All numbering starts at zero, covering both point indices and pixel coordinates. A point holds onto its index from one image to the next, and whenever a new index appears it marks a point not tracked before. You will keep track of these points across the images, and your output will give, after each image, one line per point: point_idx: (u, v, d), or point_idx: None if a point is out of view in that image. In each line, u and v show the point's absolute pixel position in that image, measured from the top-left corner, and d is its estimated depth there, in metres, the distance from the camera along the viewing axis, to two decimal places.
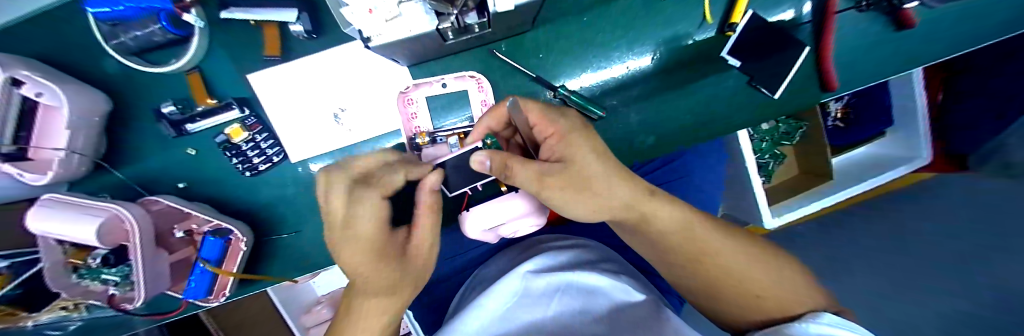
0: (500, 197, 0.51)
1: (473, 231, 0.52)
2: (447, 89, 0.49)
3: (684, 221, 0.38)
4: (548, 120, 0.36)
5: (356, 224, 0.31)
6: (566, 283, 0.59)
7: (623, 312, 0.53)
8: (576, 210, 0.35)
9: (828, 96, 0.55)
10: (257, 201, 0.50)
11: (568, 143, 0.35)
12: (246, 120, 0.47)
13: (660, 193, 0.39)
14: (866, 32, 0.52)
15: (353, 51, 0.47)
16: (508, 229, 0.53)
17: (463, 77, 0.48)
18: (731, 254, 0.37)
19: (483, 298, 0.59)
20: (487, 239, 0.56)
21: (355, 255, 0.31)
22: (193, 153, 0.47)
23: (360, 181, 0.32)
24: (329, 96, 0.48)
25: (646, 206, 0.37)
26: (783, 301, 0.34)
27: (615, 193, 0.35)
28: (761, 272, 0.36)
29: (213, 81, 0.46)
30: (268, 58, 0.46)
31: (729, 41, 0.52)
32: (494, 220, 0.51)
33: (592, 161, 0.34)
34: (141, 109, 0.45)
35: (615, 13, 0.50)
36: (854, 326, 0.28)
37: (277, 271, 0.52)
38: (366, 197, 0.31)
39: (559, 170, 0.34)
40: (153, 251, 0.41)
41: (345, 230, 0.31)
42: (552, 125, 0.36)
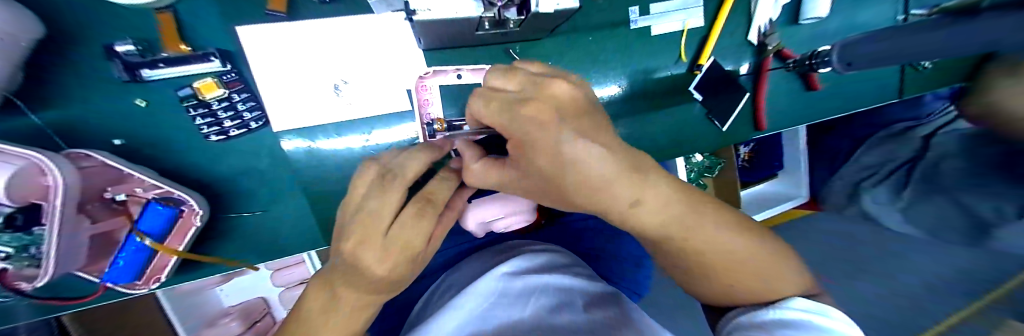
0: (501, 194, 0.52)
1: (472, 223, 0.52)
2: (461, 81, 0.50)
3: (670, 227, 0.29)
4: (503, 118, 0.26)
5: (410, 247, 0.27)
6: (544, 282, 0.61)
7: (596, 307, 0.56)
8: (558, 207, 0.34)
9: (758, 134, 0.70)
10: (219, 172, 0.43)
11: (523, 151, 0.27)
12: (225, 75, 0.41)
13: (650, 198, 0.27)
14: (787, 88, 0.69)
15: (367, 24, 0.45)
16: (502, 223, 0.54)
17: (480, 69, 0.50)
18: (734, 259, 0.31)
19: (460, 298, 0.57)
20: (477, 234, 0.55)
21: (360, 263, 0.26)
22: (143, 105, 0.39)
23: (426, 204, 0.29)
24: (332, 66, 0.45)
25: (619, 215, 0.29)
26: (757, 290, 0.31)
27: (597, 203, 0.28)
28: (762, 276, 0.31)
29: (191, 26, 0.39)
30: (269, 12, 0.41)
31: (695, 79, 0.63)
32: (495, 216, 0.52)
33: (563, 168, 0.26)
34: (82, 43, 0.36)
35: (615, 38, 0.57)
36: (830, 314, 0.27)
37: (234, 256, 0.45)
38: (431, 221, 0.29)
39: (519, 177, 0.29)
40: (76, 218, 0.32)
41: (395, 253, 0.27)
42: (506, 126, 0.27)
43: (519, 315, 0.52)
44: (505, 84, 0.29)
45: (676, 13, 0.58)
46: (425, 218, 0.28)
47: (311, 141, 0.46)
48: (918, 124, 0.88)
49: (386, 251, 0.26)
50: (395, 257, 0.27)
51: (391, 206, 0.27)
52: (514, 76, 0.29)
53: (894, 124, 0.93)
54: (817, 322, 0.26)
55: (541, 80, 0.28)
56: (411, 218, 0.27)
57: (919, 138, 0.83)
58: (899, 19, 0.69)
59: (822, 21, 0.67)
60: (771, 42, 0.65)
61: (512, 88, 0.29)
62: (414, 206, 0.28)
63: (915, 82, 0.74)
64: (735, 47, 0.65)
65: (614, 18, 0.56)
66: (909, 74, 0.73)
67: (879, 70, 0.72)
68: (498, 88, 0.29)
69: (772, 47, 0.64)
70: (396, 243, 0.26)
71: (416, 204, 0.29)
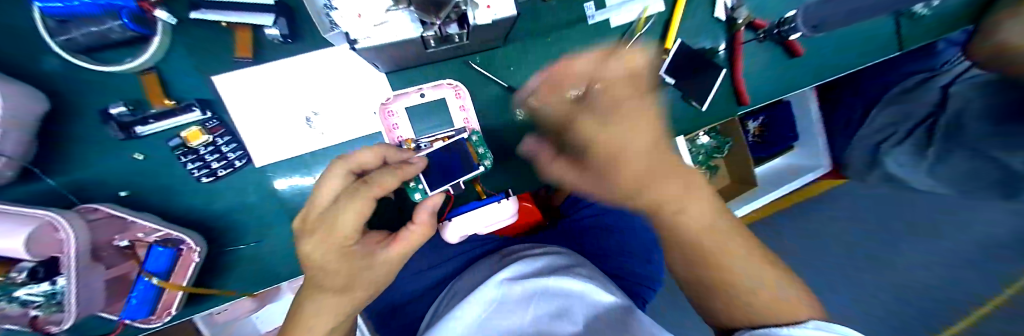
0: (481, 204, 0.52)
1: (452, 236, 0.53)
2: (425, 99, 0.52)
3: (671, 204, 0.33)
4: (615, 94, 0.36)
5: (337, 229, 0.33)
6: (543, 288, 0.59)
7: (598, 315, 0.53)
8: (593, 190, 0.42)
9: (743, 109, 0.68)
10: (215, 210, 0.48)
11: (607, 124, 0.35)
12: (208, 122, 0.45)
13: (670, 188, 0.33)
14: (766, 58, 0.67)
15: (330, 57, 0.48)
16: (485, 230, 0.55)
17: (440, 85, 0.51)
18: (744, 263, 0.32)
19: (464, 305, 0.59)
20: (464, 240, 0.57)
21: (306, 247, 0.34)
22: (141, 158, 0.44)
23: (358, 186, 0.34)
24: (302, 99, 0.48)
25: (670, 199, 0.33)
26: (769, 299, 0.30)
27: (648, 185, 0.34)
28: (768, 283, 0.31)
29: (173, 82, 0.44)
30: (238, 59, 0.45)
31: (664, 63, 0.61)
32: (479, 226, 0.52)
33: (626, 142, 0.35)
34: (82, 110, 0.41)
35: (574, 35, 0.58)
36: (833, 325, 0.30)
37: (236, 284, 0.49)
38: (355, 198, 0.32)
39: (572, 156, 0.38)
40: (89, 264, 0.37)
41: (327, 232, 0.33)
42: (605, 102, 0.36)
43: (517, 323, 0.52)
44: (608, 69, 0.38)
45: (631, 3, 0.58)
46: (355, 191, 0.33)
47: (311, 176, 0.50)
48: (936, 73, 0.83)
49: (322, 230, 0.33)
50: (332, 238, 0.33)
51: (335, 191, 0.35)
52: (615, 66, 0.38)
53: (912, 78, 0.87)
54: None
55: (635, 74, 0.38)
56: (342, 198, 0.33)
57: (936, 90, 0.78)
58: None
59: None
60: (740, 16, 0.63)
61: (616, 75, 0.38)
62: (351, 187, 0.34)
63: (916, 33, 0.70)
64: (702, 26, 0.64)
65: (570, 17, 0.57)
66: (907, 27, 0.69)
67: (866, 25, 0.68)
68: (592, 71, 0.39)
69: (741, 20, 0.62)
70: (328, 224, 0.33)
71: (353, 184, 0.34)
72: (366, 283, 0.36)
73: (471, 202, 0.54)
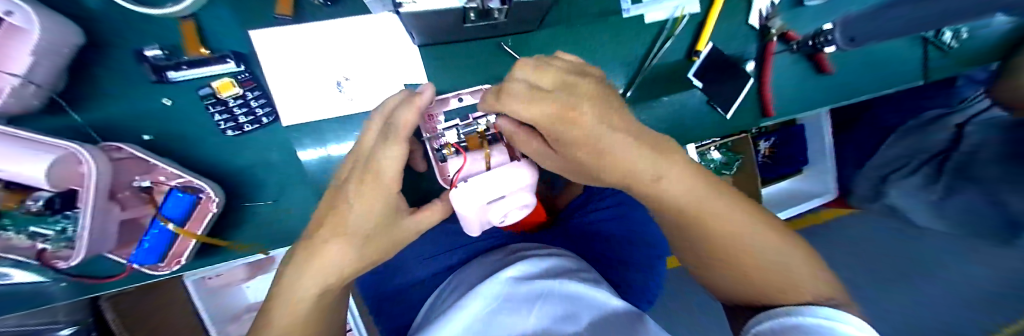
0: (499, 170, 0.46)
1: (468, 210, 0.44)
2: (463, 103, 0.52)
3: (700, 207, 0.38)
4: (544, 116, 0.30)
5: (378, 179, 0.35)
6: (551, 289, 0.57)
7: (606, 315, 0.52)
8: (549, 162, 0.44)
9: (767, 121, 0.68)
10: (236, 165, 0.47)
11: (553, 121, 0.30)
12: (239, 75, 0.45)
13: (670, 176, 0.36)
14: (796, 71, 0.66)
15: (367, 25, 0.48)
16: (500, 210, 0.47)
17: (479, 90, 0.53)
18: (746, 235, 0.38)
19: (468, 301, 0.56)
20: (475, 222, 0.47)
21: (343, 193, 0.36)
22: (169, 104, 0.44)
23: (387, 128, 0.37)
24: (335, 63, 0.48)
25: (663, 169, 0.36)
26: (773, 281, 0.36)
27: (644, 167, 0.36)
28: (771, 257, 0.38)
29: (209, 32, 0.43)
30: (278, 16, 0.45)
31: (694, 66, 0.61)
32: (500, 210, 0.47)
33: (568, 132, 0.32)
34: (117, 50, 0.41)
35: (607, 27, 0.58)
36: (846, 317, 0.29)
37: (248, 241, 0.48)
38: (388, 140, 0.35)
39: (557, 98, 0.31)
40: (105, 205, 0.36)
41: (370, 178, 0.34)
42: (547, 118, 0.30)
43: (524, 321, 0.50)
44: (536, 81, 0.33)
45: (667, 0, 0.57)
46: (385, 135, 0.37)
47: (337, 139, 0.50)
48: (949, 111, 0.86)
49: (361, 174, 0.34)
50: (375, 184, 0.35)
51: (373, 138, 0.37)
52: (546, 75, 0.33)
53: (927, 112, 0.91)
54: (837, 330, 0.27)
55: (571, 82, 0.33)
56: (379, 142, 0.36)
57: (951, 128, 0.82)
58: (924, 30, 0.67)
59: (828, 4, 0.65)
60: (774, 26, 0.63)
61: (545, 86, 0.33)
62: (382, 130, 0.37)
63: (940, 62, 0.69)
64: (736, 31, 0.63)
65: (606, 8, 0.57)
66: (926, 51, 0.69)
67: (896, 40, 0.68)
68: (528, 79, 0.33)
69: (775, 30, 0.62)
70: (368, 170, 0.34)
71: (383, 127, 0.37)
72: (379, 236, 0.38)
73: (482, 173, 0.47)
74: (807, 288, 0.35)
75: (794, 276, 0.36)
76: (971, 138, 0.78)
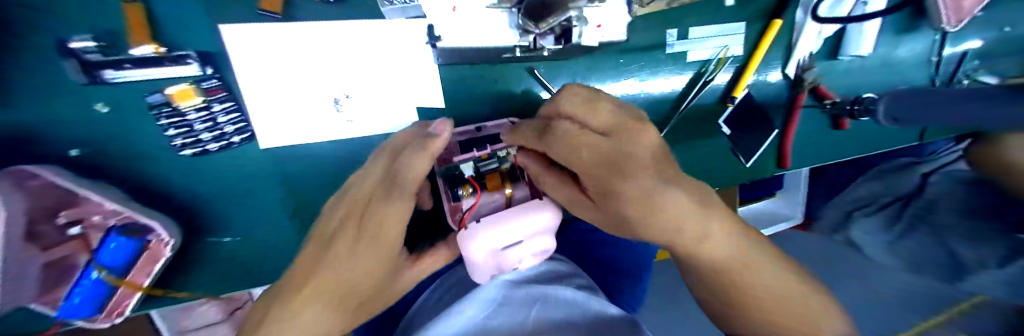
0: (517, 211, 0.38)
1: (480, 254, 0.36)
2: (480, 133, 0.43)
3: (737, 252, 0.30)
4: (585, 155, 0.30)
5: (380, 239, 0.31)
6: (551, 293, 0.50)
7: (612, 318, 0.47)
8: (584, 214, 0.38)
9: (781, 171, 0.67)
10: (198, 191, 0.38)
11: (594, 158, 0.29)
12: (205, 81, 0.33)
13: (715, 238, 0.30)
14: (817, 125, 0.66)
15: (378, 33, 0.37)
16: (517, 255, 0.38)
17: (502, 123, 0.45)
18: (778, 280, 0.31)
19: (461, 305, 0.47)
20: (485, 272, 0.38)
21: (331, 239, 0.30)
22: (105, 110, 0.33)
23: (390, 184, 0.32)
24: (332, 77, 0.38)
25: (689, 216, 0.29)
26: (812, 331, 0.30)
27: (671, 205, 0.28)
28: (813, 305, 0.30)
29: (164, 20, 0.32)
30: (261, 13, 0.34)
31: (726, 112, 0.58)
32: (516, 253, 0.37)
33: (623, 180, 0.29)
34: (33, 38, 0.30)
35: (648, 60, 0.52)
36: None
37: (208, 283, 0.41)
38: (394, 200, 0.31)
39: (605, 149, 0.29)
40: (22, 253, 0.26)
41: (372, 238, 0.31)
42: (588, 165, 0.30)
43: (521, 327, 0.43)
44: (590, 119, 0.31)
45: (712, 40, 0.53)
46: (388, 194, 0.32)
47: (328, 166, 0.42)
48: (921, 160, 0.85)
49: (360, 234, 0.30)
50: (378, 243, 0.31)
51: (373, 183, 0.33)
52: (600, 112, 0.31)
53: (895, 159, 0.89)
54: None
55: (629, 126, 0.30)
56: (379, 198, 0.32)
57: (917, 176, 0.80)
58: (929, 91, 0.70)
59: (858, 61, 0.64)
60: (808, 78, 0.60)
61: (596, 126, 0.31)
62: (384, 183, 0.32)
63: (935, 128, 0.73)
64: (772, 80, 0.60)
65: (651, 41, 0.50)
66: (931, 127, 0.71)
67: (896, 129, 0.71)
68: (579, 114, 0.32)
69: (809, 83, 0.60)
70: (373, 230, 0.31)
71: (388, 177, 0.33)
72: (368, 292, 0.32)
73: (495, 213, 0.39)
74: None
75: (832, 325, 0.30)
76: (932, 186, 0.74)
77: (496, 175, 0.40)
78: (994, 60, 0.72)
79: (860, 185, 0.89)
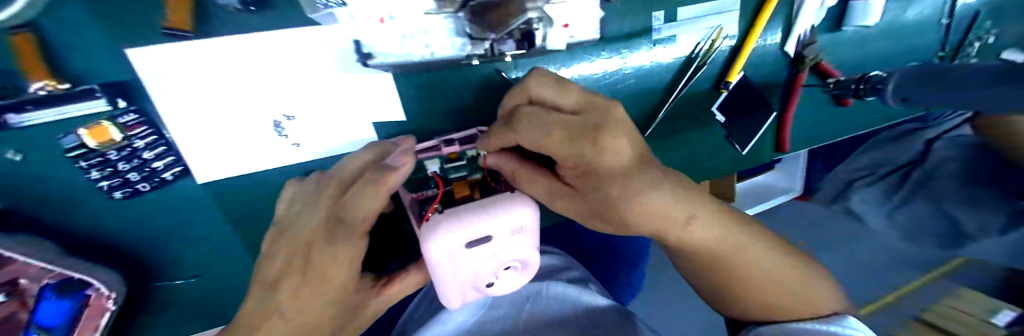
0: (489, 207, 0.31)
1: (441, 254, 0.29)
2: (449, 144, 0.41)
3: (721, 235, 0.30)
4: (562, 136, 0.26)
5: (331, 282, 0.28)
6: (539, 292, 0.48)
7: (601, 317, 0.46)
8: (566, 206, 0.34)
9: (779, 155, 0.63)
10: (141, 231, 0.36)
11: (572, 139, 0.26)
12: (121, 117, 0.30)
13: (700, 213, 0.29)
14: (814, 103, 0.62)
15: (314, 45, 0.32)
16: (488, 258, 0.32)
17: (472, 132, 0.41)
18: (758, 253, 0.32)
19: (447, 315, 0.44)
20: (449, 276, 0.32)
21: (270, 282, 0.27)
22: (16, 158, 0.29)
23: (335, 225, 0.29)
24: (268, 98, 0.33)
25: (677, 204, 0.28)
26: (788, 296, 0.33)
27: (657, 193, 0.27)
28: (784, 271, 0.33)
29: (59, 49, 0.27)
30: (168, 31, 0.28)
31: (720, 98, 0.53)
32: (490, 263, 0.32)
33: (602, 161, 0.26)
34: None
35: (632, 47, 0.46)
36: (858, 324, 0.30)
37: (174, 318, 0.41)
38: (339, 243, 0.28)
39: (579, 125, 0.26)
40: None
41: (314, 287, 0.27)
42: (567, 148, 0.27)
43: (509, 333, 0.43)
44: (561, 100, 0.28)
45: (703, 20, 0.47)
46: (333, 235, 0.28)
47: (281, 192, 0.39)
48: (925, 126, 0.78)
49: (304, 283, 0.27)
50: (324, 291, 0.28)
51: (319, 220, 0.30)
52: (570, 92, 0.28)
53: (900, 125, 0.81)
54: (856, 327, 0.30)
55: (602, 103, 0.28)
56: (323, 241, 0.28)
57: (919, 142, 0.76)
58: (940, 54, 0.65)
59: (864, 31, 0.59)
60: (808, 55, 0.55)
61: (567, 107, 0.28)
62: (338, 214, 0.29)
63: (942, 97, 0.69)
64: (769, 59, 0.55)
65: (633, 26, 0.45)
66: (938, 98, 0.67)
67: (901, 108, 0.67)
68: (546, 94, 0.29)
69: (810, 60, 0.55)
70: (317, 275, 0.27)
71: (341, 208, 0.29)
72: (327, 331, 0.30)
73: (462, 207, 0.32)
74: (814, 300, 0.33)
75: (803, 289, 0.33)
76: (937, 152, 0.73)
77: (465, 183, 0.36)
78: (1008, 19, 0.66)
79: (862, 156, 0.82)
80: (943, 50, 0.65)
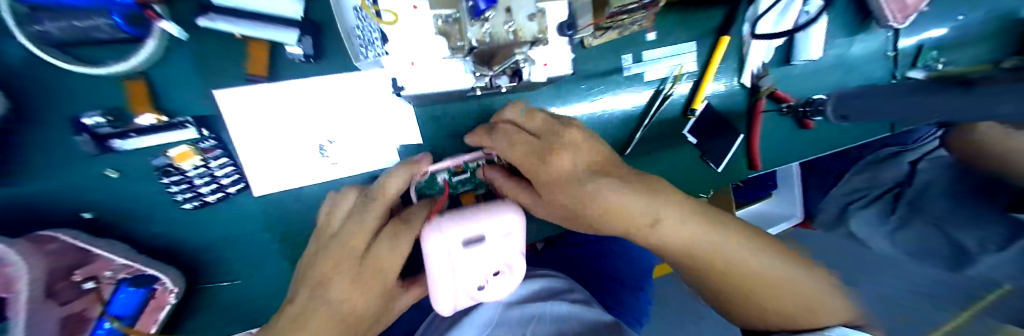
0: (485, 212, 0.37)
1: (439, 245, 0.34)
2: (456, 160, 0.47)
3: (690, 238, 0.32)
4: (524, 149, 0.35)
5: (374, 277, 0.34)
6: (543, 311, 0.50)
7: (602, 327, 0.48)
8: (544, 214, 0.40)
9: (752, 173, 0.70)
10: (196, 240, 0.42)
11: (530, 153, 0.35)
12: (202, 142, 0.38)
13: (668, 217, 0.32)
14: (778, 126, 0.69)
15: (354, 84, 0.42)
16: (483, 255, 0.36)
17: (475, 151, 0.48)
18: (744, 257, 0.33)
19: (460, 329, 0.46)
20: (449, 275, 0.36)
21: (326, 277, 0.33)
22: (114, 176, 0.37)
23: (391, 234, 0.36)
24: (315, 126, 0.42)
25: (642, 210, 0.32)
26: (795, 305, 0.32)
27: (605, 190, 0.32)
28: (781, 274, 0.33)
29: (164, 92, 0.37)
30: (251, 78, 0.39)
31: (689, 123, 0.62)
32: (484, 261, 0.37)
33: (549, 170, 0.33)
34: (47, 118, 0.35)
35: (608, 82, 0.57)
36: None
37: (210, 324, 0.44)
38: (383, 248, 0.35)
39: (534, 143, 0.35)
40: (43, 303, 0.29)
41: (365, 280, 0.34)
42: (525, 159, 0.35)
43: None
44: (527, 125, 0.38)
45: (666, 60, 0.58)
46: (395, 239, 0.36)
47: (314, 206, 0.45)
48: (905, 148, 0.79)
49: (356, 277, 0.33)
50: (372, 283, 0.34)
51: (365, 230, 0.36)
52: (536, 118, 0.39)
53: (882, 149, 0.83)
54: None
55: (558, 128, 0.37)
56: (381, 240, 0.35)
57: (904, 164, 0.75)
58: (892, 80, 0.74)
59: (808, 66, 0.69)
60: (764, 85, 0.64)
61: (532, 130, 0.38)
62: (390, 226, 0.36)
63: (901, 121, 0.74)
64: (729, 91, 0.65)
65: (607, 66, 0.56)
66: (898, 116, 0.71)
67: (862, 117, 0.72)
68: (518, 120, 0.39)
69: (765, 90, 0.63)
70: (369, 269, 0.34)
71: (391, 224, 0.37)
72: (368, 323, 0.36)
73: (465, 211, 0.38)
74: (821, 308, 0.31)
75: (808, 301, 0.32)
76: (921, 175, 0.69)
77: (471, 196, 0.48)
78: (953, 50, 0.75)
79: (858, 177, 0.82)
80: (894, 77, 0.74)
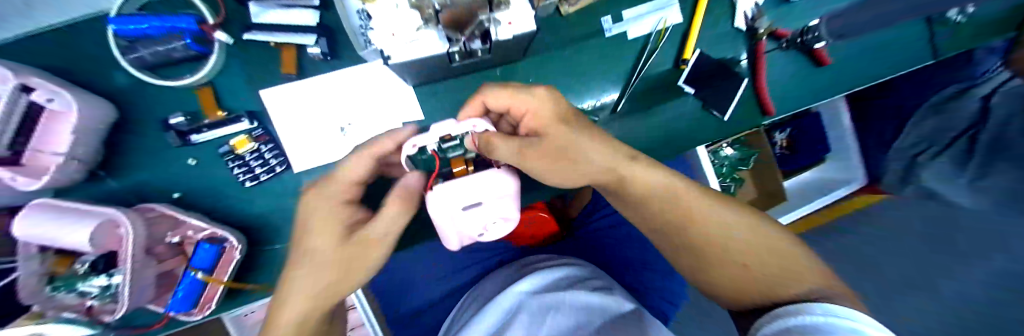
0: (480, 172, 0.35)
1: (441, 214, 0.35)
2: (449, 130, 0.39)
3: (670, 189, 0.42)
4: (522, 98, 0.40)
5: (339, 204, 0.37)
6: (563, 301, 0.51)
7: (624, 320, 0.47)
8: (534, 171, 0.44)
9: (768, 118, 0.66)
10: (250, 212, 0.51)
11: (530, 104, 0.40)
12: (254, 131, 0.49)
13: (642, 159, 0.42)
14: (791, 68, 0.64)
15: (362, 73, 0.51)
16: (480, 217, 0.37)
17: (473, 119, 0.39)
18: (719, 223, 0.41)
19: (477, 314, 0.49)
20: (450, 228, 0.38)
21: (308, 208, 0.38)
22: (194, 163, 0.48)
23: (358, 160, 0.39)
24: (338, 111, 0.51)
25: (624, 168, 0.41)
26: (772, 284, 0.38)
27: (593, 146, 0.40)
28: (752, 247, 0.40)
29: (225, 95, 0.49)
30: (284, 75, 0.49)
31: (683, 74, 0.61)
32: (480, 220, 0.37)
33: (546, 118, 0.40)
34: (147, 122, 0.48)
35: (592, 44, 0.60)
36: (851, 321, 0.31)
37: (268, 281, 0.52)
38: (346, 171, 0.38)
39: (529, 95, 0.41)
40: (143, 259, 0.41)
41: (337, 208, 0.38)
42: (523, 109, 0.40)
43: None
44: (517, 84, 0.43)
45: (647, 16, 0.59)
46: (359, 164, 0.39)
47: None
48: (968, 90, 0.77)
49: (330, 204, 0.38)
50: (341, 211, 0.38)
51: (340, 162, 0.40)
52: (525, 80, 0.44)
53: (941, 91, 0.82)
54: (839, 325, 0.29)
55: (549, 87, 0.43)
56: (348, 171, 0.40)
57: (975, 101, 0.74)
58: None
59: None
60: (761, 26, 0.62)
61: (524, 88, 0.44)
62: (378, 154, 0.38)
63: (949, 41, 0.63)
64: (723, 38, 0.64)
65: (588, 30, 0.59)
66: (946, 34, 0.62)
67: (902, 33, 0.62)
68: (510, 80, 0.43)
69: (762, 30, 0.61)
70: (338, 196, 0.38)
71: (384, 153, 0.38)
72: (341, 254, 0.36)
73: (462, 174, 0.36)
74: (792, 284, 0.37)
75: (782, 278, 0.38)
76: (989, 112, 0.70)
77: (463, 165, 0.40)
78: None
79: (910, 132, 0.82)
80: None
